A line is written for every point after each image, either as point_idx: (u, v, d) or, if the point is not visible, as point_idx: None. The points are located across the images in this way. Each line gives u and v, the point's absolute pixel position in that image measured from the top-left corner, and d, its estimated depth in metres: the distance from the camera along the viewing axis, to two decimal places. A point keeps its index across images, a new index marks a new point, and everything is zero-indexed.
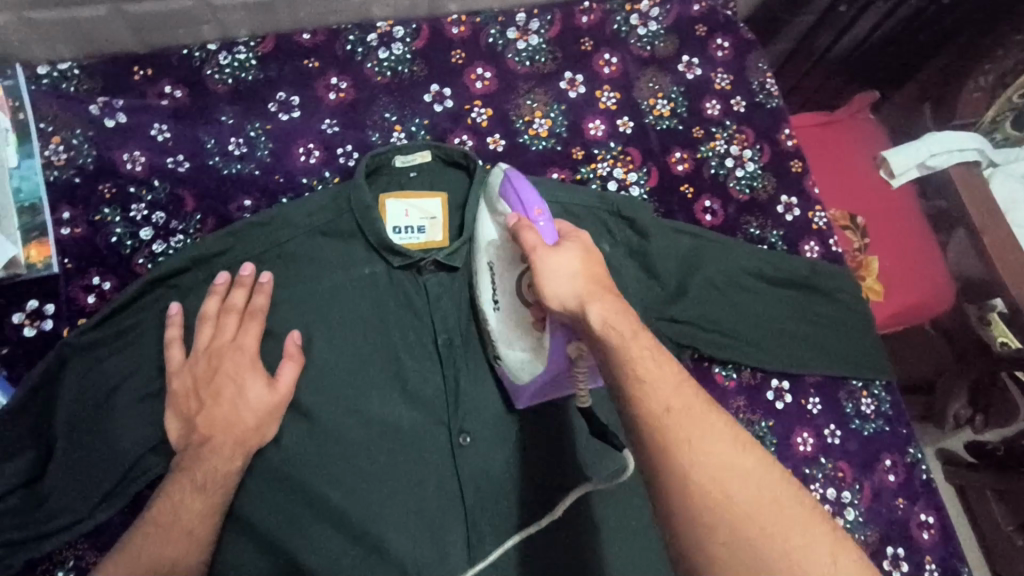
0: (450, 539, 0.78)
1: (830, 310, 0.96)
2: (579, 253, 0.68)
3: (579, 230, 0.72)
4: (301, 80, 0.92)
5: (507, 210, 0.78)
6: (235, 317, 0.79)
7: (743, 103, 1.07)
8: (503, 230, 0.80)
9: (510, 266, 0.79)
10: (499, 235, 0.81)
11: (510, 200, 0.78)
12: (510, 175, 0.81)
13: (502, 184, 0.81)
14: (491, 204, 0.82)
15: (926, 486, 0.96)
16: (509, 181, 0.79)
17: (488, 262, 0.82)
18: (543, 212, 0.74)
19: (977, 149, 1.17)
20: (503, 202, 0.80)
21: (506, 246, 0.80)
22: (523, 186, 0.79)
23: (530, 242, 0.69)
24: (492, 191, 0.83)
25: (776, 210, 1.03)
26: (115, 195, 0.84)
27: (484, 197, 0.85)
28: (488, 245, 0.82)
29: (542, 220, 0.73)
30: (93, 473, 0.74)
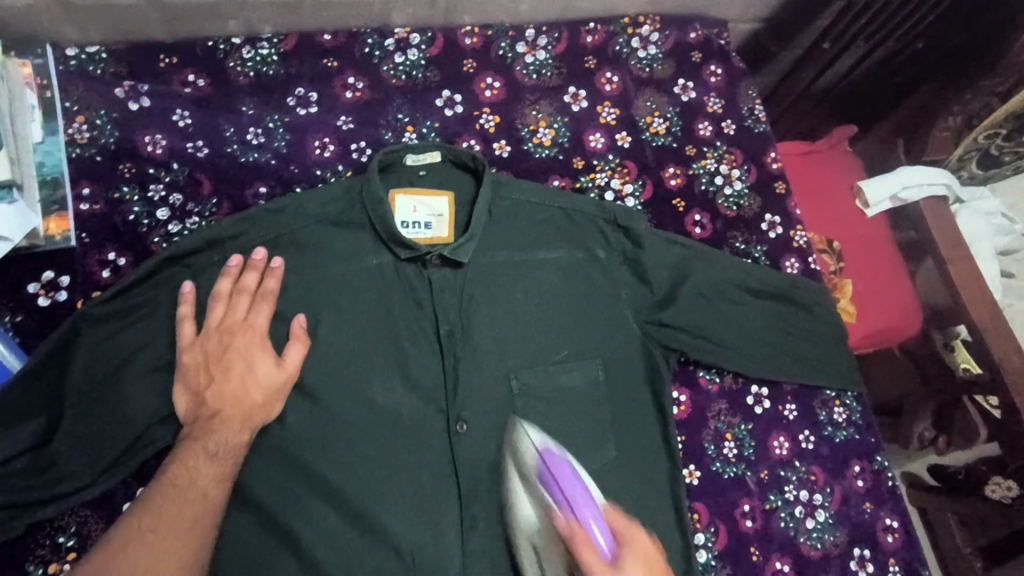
0: (444, 522, 0.81)
1: (807, 322, 1.02)
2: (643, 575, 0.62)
3: (630, 524, 0.67)
4: (321, 78, 0.97)
5: (551, 500, 0.72)
6: (247, 297, 0.81)
7: (733, 126, 1.14)
8: (544, 513, 0.76)
9: (558, 555, 0.75)
10: (540, 518, 0.76)
11: (551, 493, 0.72)
12: (547, 455, 0.76)
13: (539, 465, 0.76)
14: (531, 487, 0.77)
15: (892, 492, 1.02)
16: (547, 465, 0.75)
17: (532, 544, 0.77)
18: (589, 504, 0.68)
19: (945, 184, 1.28)
20: (544, 491, 0.74)
21: (549, 528, 0.76)
22: (562, 469, 0.74)
23: (586, 557, 0.62)
24: (527, 467, 0.78)
25: (760, 227, 1.09)
26: (134, 174, 0.87)
27: (518, 470, 0.79)
28: (529, 526, 0.78)
29: (595, 522, 0.65)
30: (102, 442, 0.76)
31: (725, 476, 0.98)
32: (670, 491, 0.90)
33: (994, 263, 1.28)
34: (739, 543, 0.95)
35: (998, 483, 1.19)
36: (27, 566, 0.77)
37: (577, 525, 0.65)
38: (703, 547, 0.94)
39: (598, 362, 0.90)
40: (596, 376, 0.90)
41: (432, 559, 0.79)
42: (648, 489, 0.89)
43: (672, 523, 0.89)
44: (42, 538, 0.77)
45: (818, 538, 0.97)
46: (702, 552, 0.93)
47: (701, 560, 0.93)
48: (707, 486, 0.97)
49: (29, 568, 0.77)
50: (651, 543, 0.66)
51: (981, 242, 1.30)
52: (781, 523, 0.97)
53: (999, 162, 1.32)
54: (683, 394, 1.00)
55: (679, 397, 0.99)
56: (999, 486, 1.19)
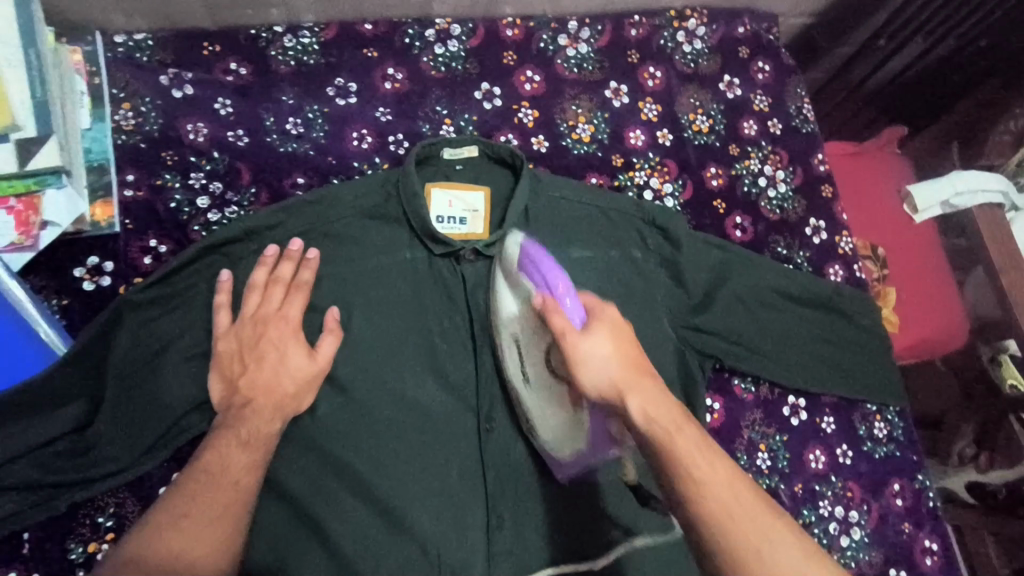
0: (471, 521, 0.80)
1: (849, 332, 0.98)
2: (609, 333, 0.67)
3: (605, 302, 0.71)
4: (360, 68, 0.96)
5: (529, 285, 0.78)
6: (281, 288, 0.82)
7: (780, 126, 1.10)
8: (525, 305, 0.80)
9: (537, 339, 0.80)
10: (522, 309, 0.81)
11: (530, 279, 0.78)
12: (528, 249, 0.80)
13: (522, 256, 0.81)
14: (513, 281, 0.82)
15: (931, 512, 0.99)
16: (529, 256, 0.79)
17: (513, 338, 0.82)
18: (567, 287, 0.74)
19: (1002, 191, 1.20)
20: (524, 279, 0.80)
21: (531, 320, 0.80)
22: (543, 261, 0.79)
23: (559, 326, 0.68)
24: (509, 263, 0.83)
25: (804, 232, 1.06)
26: (176, 162, 0.88)
27: (501, 268, 0.85)
28: (510, 318, 0.82)
29: (568, 297, 0.72)
30: (143, 425, 0.78)
31: (758, 487, 0.95)
32: None
33: None
34: None
35: None
36: (67, 543, 0.78)
37: (550, 298, 0.71)
38: None
39: None
40: None
41: (457, 559, 0.79)
42: None
43: None
44: (82, 516, 0.80)
45: (852, 556, 0.94)
46: None
47: None
48: None
49: (69, 546, 0.79)
50: (620, 315, 0.70)
51: None
52: (814, 539, 0.94)
53: None
54: (717, 401, 0.97)
55: (712, 404, 0.97)
56: None
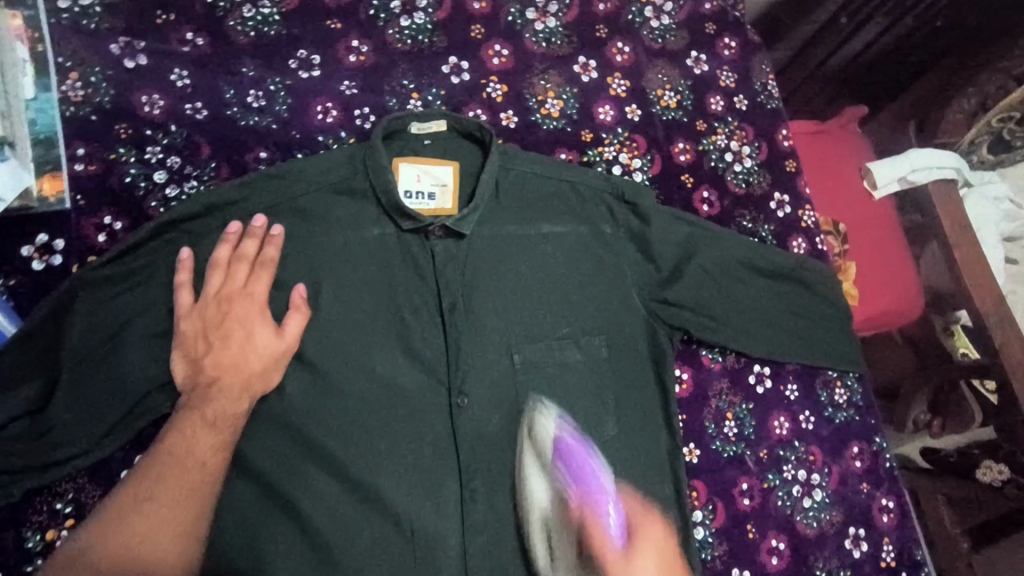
0: (443, 494, 0.81)
1: (811, 302, 1.01)
2: (655, 557, 0.84)
3: (642, 516, 0.85)
4: (323, 40, 0.94)
5: (563, 480, 0.83)
6: (246, 265, 0.80)
7: (745, 102, 1.11)
8: (557, 510, 0.82)
9: (569, 524, 0.82)
10: (552, 504, 0.82)
11: (564, 472, 0.83)
12: (563, 440, 0.84)
13: (557, 452, 0.84)
14: (543, 461, 0.83)
15: (888, 473, 1.03)
16: (567, 448, 0.84)
17: (545, 529, 0.82)
18: (602, 492, 0.84)
19: (955, 168, 1.27)
20: (557, 470, 0.83)
21: (563, 515, 0.82)
22: (582, 462, 0.84)
23: (598, 542, 0.80)
24: (541, 438, 0.84)
25: (769, 206, 1.08)
26: (131, 136, 0.84)
27: (532, 442, 0.84)
28: (541, 515, 0.82)
29: (607, 503, 0.84)
30: (101, 407, 0.75)
31: (725, 455, 0.98)
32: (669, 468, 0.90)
33: (998, 249, 1.26)
34: (735, 522, 0.96)
35: (989, 467, 1.21)
36: (25, 530, 0.78)
37: (587, 511, 0.82)
38: (700, 524, 0.94)
39: (600, 339, 0.89)
40: (598, 353, 0.89)
41: (431, 531, 0.79)
42: (648, 467, 0.88)
43: (671, 500, 0.89)
44: (40, 502, 0.78)
45: (814, 517, 0.98)
46: (698, 529, 0.93)
47: (698, 537, 0.93)
48: (707, 465, 0.97)
49: (27, 532, 0.78)
50: (661, 532, 0.86)
51: (986, 229, 1.28)
52: (778, 502, 0.98)
53: (1011, 147, 1.27)
54: (685, 372, 0.99)
55: (681, 374, 0.99)
56: (990, 469, 1.21)
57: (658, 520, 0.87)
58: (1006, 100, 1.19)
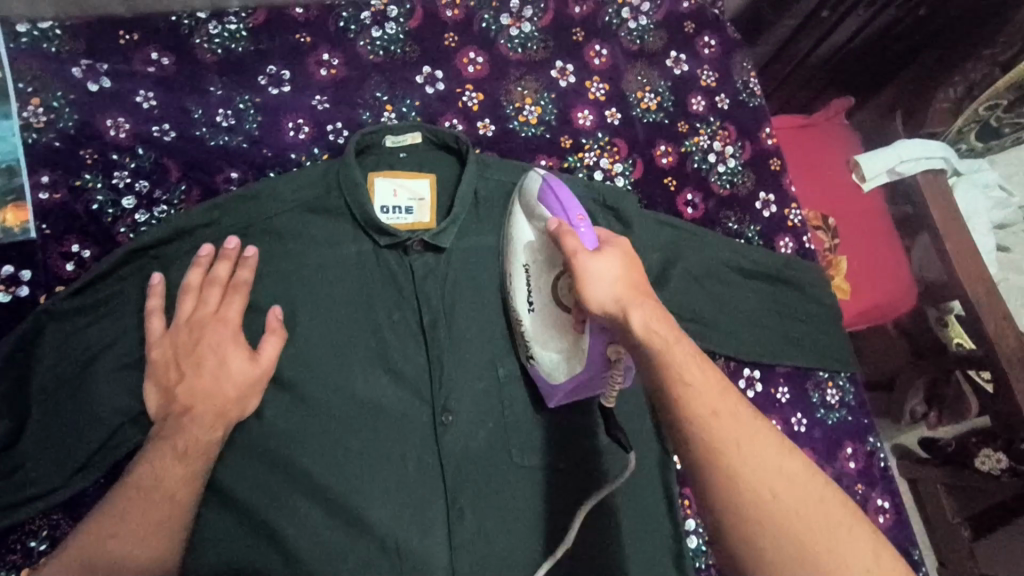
0: (429, 515, 0.79)
1: (800, 302, 0.99)
2: (620, 258, 0.69)
3: (617, 236, 0.74)
4: (293, 55, 0.92)
5: (546, 215, 0.79)
6: (218, 288, 0.79)
7: (727, 100, 1.10)
8: (542, 234, 0.81)
9: (546, 266, 0.81)
10: (537, 238, 0.82)
11: (547, 206, 0.80)
12: (549, 179, 0.82)
13: (540, 189, 0.82)
14: (527, 206, 0.83)
15: (883, 473, 1.02)
16: (549, 187, 0.81)
17: (524, 265, 0.83)
18: (583, 218, 0.76)
19: (943, 157, 1.23)
20: (540, 206, 0.81)
21: (545, 248, 0.81)
22: (564, 194, 0.80)
23: (571, 248, 0.71)
24: (528, 193, 0.84)
25: (754, 206, 1.06)
26: (97, 161, 0.83)
27: (521, 198, 0.85)
28: (525, 247, 0.83)
29: (582, 225, 0.74)
30: (74, 441, 0.74)
31: None
32: (661, 478, 0.88)
33: (989, 238, 1.25)
34: None
35: (987, 456, 1.20)
36: None
37: (565, 223, 0.74)
38: (693, 533, 0.95)
39: None
40: None
41: (418, 554, 0.77)
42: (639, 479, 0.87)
43: (663, 509, 0.87)
44: (13, 541, 0.77)
45: None
46: (692, 538, 0.95)
47: (692, 546, 0.94)
48: None
49: None
50: (631, 245, 0.72)
51: (977, 217, 1.26)
52: None
53: (999, 133, 1.26)
54: None
55: None
56: (988, 459, 1.20)
57: (652, 532, 0.85)
58: (992, 88, 1.16)
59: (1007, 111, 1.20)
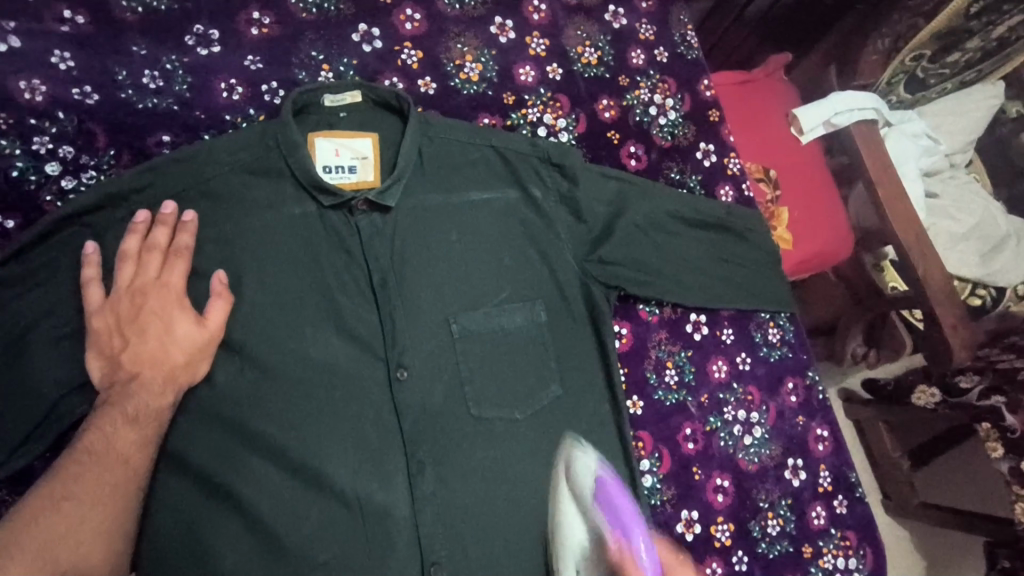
0: (390, 468, 0.80)
1: (740, 248, 1.02)
2: None
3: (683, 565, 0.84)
4: (220, 14, 0.89)
5: (601, 521, 0.79)
6: (158, 254, 0.77)
7: (666, 54, 1.11)
8: (599, 543, 0.79)
9: None
10: (594, 546, 0.79)
11: (604, 514, 0.80)
12: (604, 481, 0.84)
13: (597, 490, 0.83)
14: (582, 508, 0.81)
15: (822, 405, 1.08)
16: (605, 489, 0.83)
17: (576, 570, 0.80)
18: (643, 551, 0.79)
19: (874, 109, 1.28)
20: (598, 512, 0.81)
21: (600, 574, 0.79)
22: (619, 494, 0.83)
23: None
24: (579, 489, 0.83)
25: (695, 156, 1.09)
26: (13, 126, 0.79)
27: (569, 482, 0.84)
28: (580, 553, 0.80)
29: (643, 546, 0.79)
30: (13, 416, 0.73)
31: (667, 403, 1.02)
32: (614, 422, 0.92)
33: (919, 184, 1.31)
34: (681, 466, 1.00)
35: (923, 391, 1.29)
36: None
37: (631, 562, 0.78)
38: (648, 472, 0.98)
39: (538, 302, 0.89)
40: (537, 317, 0.89)
41: (380, 504, 0.79)
42: (593, 422, 0.89)
43: (618, 450, 0.90)
44: None
45: (755, 453, 1.03)
46: (646, 477, 0.98)
47: (646, 484, 0.97)
48: (651, 415, 1.00)
49: None
50: None
51: (908, 162, 1.31)
52: (720, 442, 1.02)
53: (925, 86, 1.35)
54: (624, 327, 1.02)
55: (620, 330, 1.01)
56: (924, 394, 1.29)
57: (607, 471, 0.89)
58: (915, 39, 1.23)
59: (931, 62, 1.29)
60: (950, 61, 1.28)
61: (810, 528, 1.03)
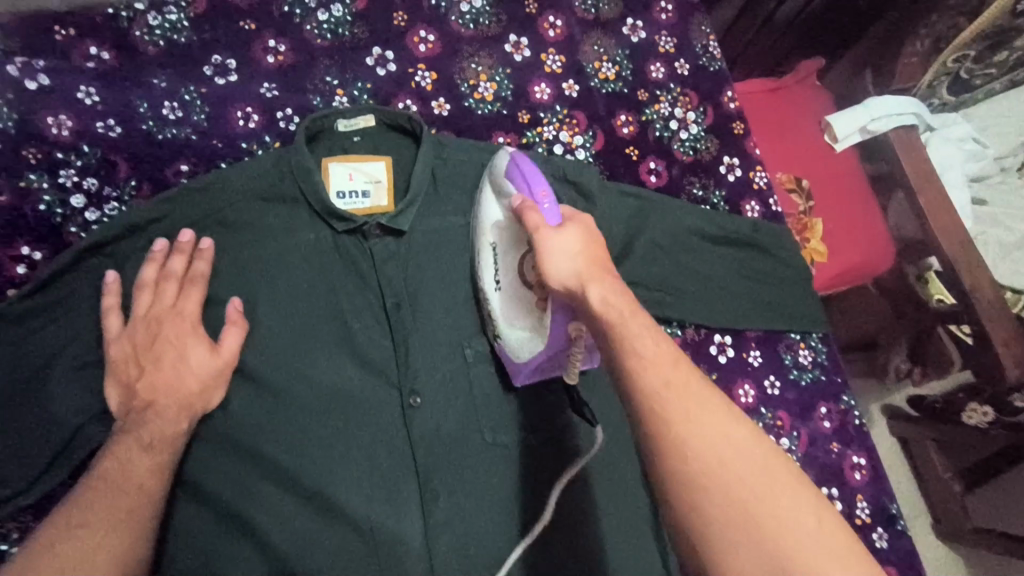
0: (402, 496, 0.79)
1: (767, 265, 0.98)
2: (582, 233, 0.65)
3: (580, 211, 0.69)
4: (237, 43, 0.91)
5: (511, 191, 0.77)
6: (174, 282, 0.79)
7: (687, 66, 1.08)
8: (507, 211, 0.79)
9: (512, 247, 0.79)
10: (503, 217, 0.80)
11: (512, 182, 0.77)
12: (516, 158, 0.80)
13: (508, 167, 0.79)
14: (497, 184, 0.81)
15: (859, 430, 1.02)
16: (514, 162, 0.79)
17: (492, 241, 0.82)
18: (547, 195, 0.72)
19: (915, 113, 1.19)
20: (506, 184, 0.79)
21: (509, 227, 0.79)
22: (529, 170, 0.78)
23: (533, 223, 0.66)
24: (495, 172, 0.82)
25: (718, 170, 1.05)
26: (41, 160, 0.83)
27: (489, 175, 0.84)
28: (492, 224, 0.82)
29: (545, 202, 0.71)
30: (35, 443, 0.75)
31: None
32: None
33: (964, 191, 1.24)
34: None
35: (973, 410, 1.21)
36: None
37: (529, 201, 0.70)
38: None
39: None
40: None
41: (392, 535, 0.77)
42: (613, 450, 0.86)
43: None
44: None
45: None
46: None
47: None
48: None
49: None
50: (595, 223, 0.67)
51: (953, 169, 1.24)
52: None
53: (970, 86, 1.27)
54: None
55: None
56: (975, 412, 1.21)
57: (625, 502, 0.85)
58: (957, 41, 1.14)
59: (977, 63, 1.21)
60: (997, 61, 1.20)
61: None
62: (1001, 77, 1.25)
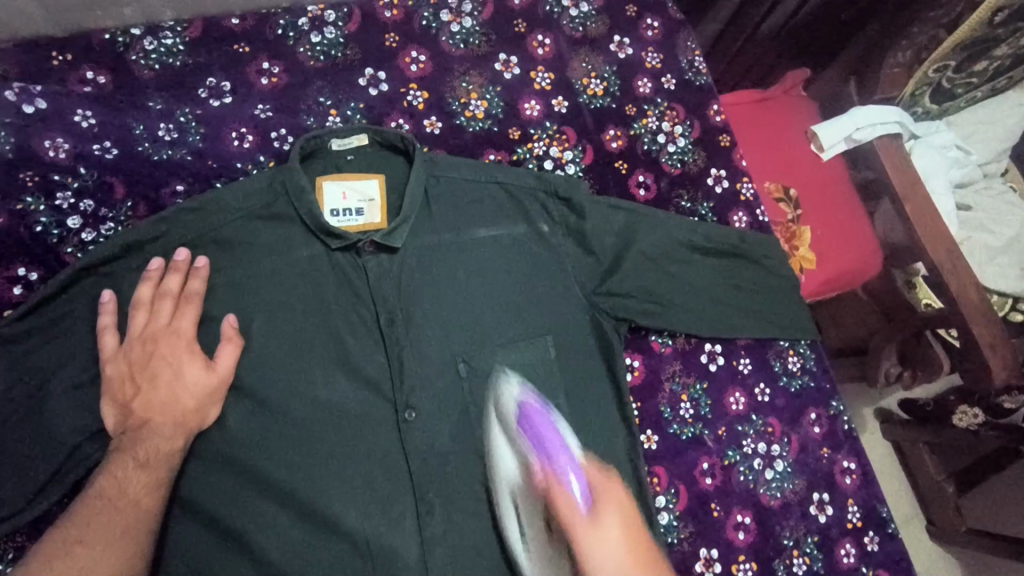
0: (399, 509, 0.80)
1: (755, 275, 1.00)
2: (619, 516, 0.62)
3: (609, 478, 0.66)
4: (232, 65, 0.93)
5: (525, 450, 0.74)
6: (169, 301, 0.80)
7: (673, 81, 1.11)
8: (523, 470, 0.74)
9: (538, 524, 0.74)
10: (519, 472, 0.75)
11: (527, 440, 0.75)
12: (526, 409, 0.79)
13: (519, 420, 0.78)
14: (509, 435, 0.77)
15: (848, 435, 1.04)
16: (526, 417, 0.77)
17: (513, 502, 0.76)
18: (568, 456, 0.70)
19: (898, 122, 1.22)
20: (522, 439, 0.75)
21: (527, 493, 0.74)
22: (542, 422, 0.76)
23: (564, 507, 0.64)
24: (505, 414, 0.80)
25: (705, 182, 1.08)
26: (38, 183, 0.84)
27: (497, 418, 0.81)
28: (509, 480, 0.77)
29: (570, 471, 0.67)
30: (32, 462, 0.76)
31: (683, 438, 0.99)
32: (629, 461, 0.90)
33: (950, 198, 1.25)
34: (699, 502, 0.97)
35: (964, 412, 1.24)
36: None
37: (552, 472, 0.68)
38: (664, 509, 0.96)
39: (547, 338, 0.88)
40: (547, 355, 0.88)
41: (389, 548, 0.79)
42: (609, 459, 0.88)
43: (632, 488, 0.89)
44: None
45: (777, 487, 1.00)
46: (663, 514, 0.95)
47: (663, 522, 0.95)
48: (666, 450, 0.98)
49: None
50: (625, 491, 0.65)
51: (937, 177, 1.26)
52: (740, 477, 0.99)
53: (951, 95, 1.29)
54: (636, 360, 1.00)
55: (632, 363, 1.00)
56: (965, 414, 1.24)
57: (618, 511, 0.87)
58: (938, 51, 1.15)
59: (958, 72, 1.22)
60: (977, 70, 1.22)
61: (839, 567, 0.98)
62: (982, 85, 1.26)
